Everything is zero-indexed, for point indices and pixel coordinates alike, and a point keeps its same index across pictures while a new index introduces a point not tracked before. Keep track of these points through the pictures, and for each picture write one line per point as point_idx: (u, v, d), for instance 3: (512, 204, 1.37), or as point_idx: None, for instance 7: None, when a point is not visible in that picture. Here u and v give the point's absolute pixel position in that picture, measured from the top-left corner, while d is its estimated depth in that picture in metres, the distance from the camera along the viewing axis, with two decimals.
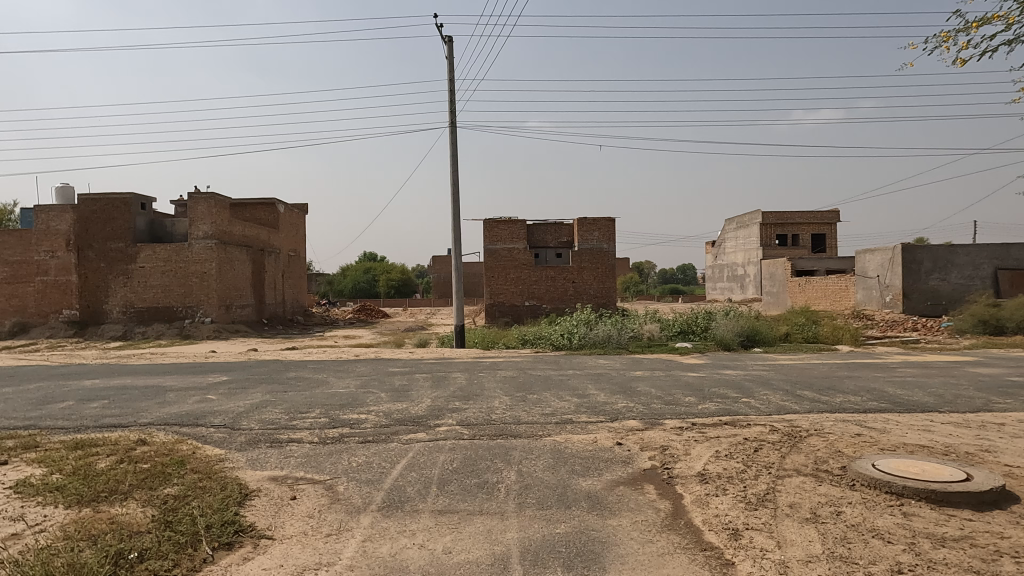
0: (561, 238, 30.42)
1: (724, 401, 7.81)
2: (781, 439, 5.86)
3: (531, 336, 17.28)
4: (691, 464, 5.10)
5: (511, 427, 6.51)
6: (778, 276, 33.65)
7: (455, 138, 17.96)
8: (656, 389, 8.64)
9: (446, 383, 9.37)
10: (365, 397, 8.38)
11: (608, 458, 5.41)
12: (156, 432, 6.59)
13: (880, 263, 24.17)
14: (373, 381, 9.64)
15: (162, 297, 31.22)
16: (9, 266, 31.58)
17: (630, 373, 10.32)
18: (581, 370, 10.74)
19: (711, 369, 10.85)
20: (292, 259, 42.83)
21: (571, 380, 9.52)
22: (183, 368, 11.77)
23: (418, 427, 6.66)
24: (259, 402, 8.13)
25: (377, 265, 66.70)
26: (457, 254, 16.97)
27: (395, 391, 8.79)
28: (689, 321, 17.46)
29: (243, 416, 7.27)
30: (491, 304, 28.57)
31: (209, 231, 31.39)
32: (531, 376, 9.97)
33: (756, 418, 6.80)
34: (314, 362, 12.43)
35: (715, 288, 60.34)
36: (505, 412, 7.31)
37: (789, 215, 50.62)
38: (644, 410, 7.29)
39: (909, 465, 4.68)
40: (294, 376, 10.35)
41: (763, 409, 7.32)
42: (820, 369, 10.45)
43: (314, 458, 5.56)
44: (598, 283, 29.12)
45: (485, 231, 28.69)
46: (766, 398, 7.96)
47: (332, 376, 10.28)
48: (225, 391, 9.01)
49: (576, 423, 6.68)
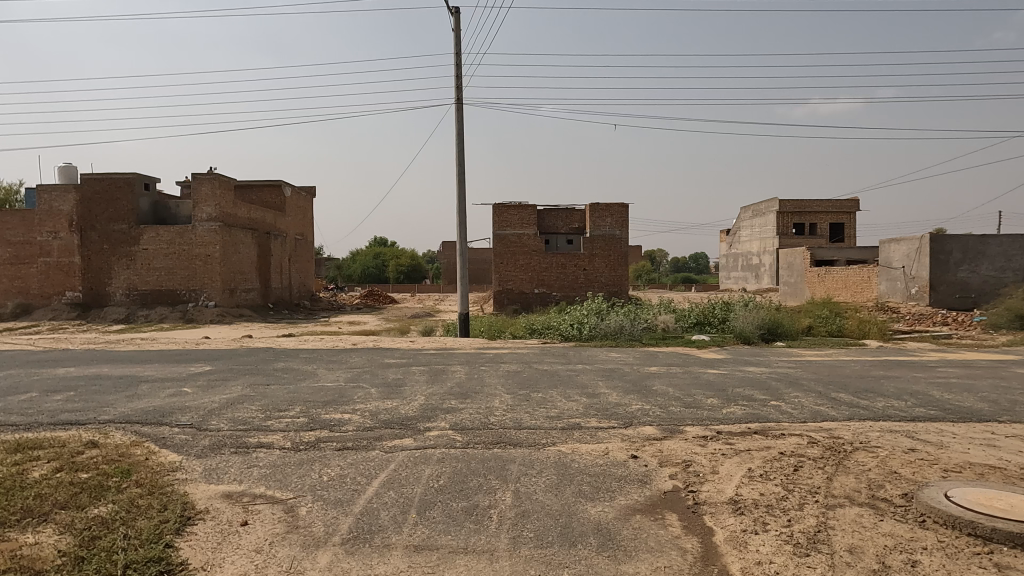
0: (573, 224, 29.43)
1: (751, 404, 6.97)
2: (823, 455, 5.03)
3: (540, 325, 16.49)
4: (722, 488, 4.30)
5: (511, 433, 5.73)
6: (796, 266, 32.53)
7: (461, 116, 17.13)
8: (674, 389, 7.82)
9: (443, 379, 8.58)
10: (353, 393, 7.64)
11: (621, 476, 4.62)
12: (113, 433, 5.88)
13: (906, 253, 23.10)
14: (365, 374, 8.89)
15: (166, 281, 30.73)
16: (12, 247, 31.09)
17: (645, 369, 9.51)
18: (591, 364, 9.94)
19: (734, 365, 10.01)
20: (300, 243, 42.31)
21: (580, 377, 8.71)
22: (169, 356, 11.10)
23: (406, 431, 5.89)
24: (237, 397, 7.41)
25: (387, 250, 66.07)
26: (462, 240, 16.13)
27: (387, 386, 8.03)
28: (706, 312, 16.62)
29: (213, 414, 6.54)
30: (500, 291, 27.78)
31: (213, 213, 30.81)
32: (536, 371, 9.18)
33: (790, 427, 5.98)
34: (307, 352, 11.70)
35: (729, 277, 59.27)
36: (505, 414, 6.51)
37: (807, 203, 49.34)
38: (662, 414, 6.52)
39: (991, 497, 3.82)
40: (281, 367, 9.63)
41: (796, 415, 6.50)
42: (852, 368, 9.58)
43: (280, 470, 4.79)
44: (610, 270, 28.26)
45: (495, 216, 27.85)
46: (797, 401, 7.13)
47: (322, 367, 9.54)
48: (203, 383, 8.30)
49: (585, 429, 5.88)
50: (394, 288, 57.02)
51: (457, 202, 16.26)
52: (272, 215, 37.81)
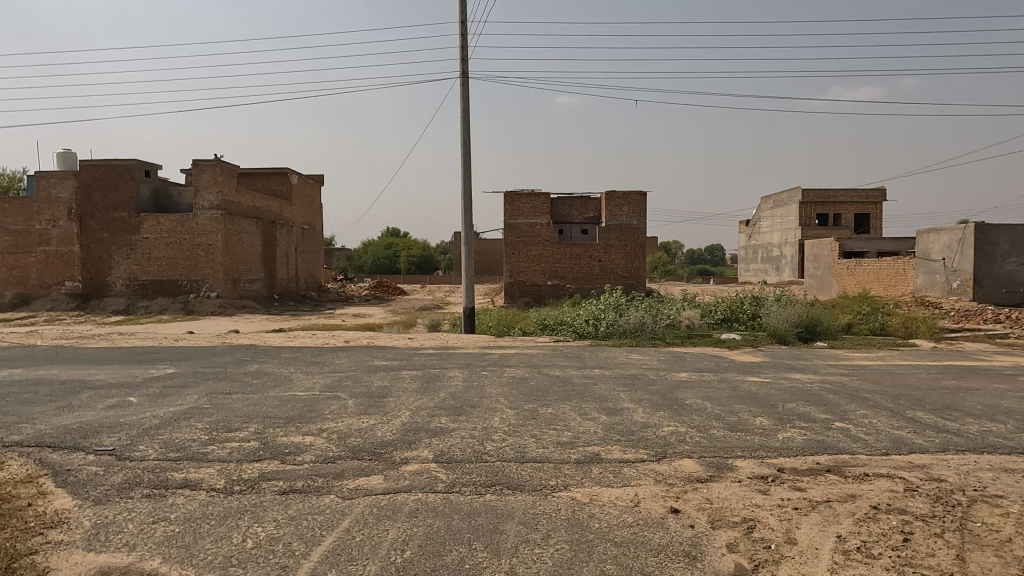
0: (587, 213, 28.16)
1: (811, 427, 5.60)
2: (936, 513, 3.66)
3: (553, 320, 15.22)
4: (810, 573, 2.98)
5: (510, 471, 4.41)
6: (822, 258, 30.82)
7: (467, 93, 15.80)
8: (711, 404, 6.48)
9: (436, 387, 7.27)
10: (326, 406, 6.38)
11: (658, 545, 3.30)
12: (11, 462, 4.66)
13: (947, 244, 21.45)
14: (346, 381, 7.63)
15: (167, 271, 29.81)
16: (11, 235, 30.25)
17: (673, 375, 8.17)
18: (610, 369, 8.58)
19: (776, 372, 8.59)
20: (307, 233, 41.26)
21: (599, 385, 7.39)
22: (135, 355, 9.91)
23: (378, 463, 4.61)
24: (187, 411, 6.17)
25: (399, 241, 65.10)
26: (468, 227, 14.84)
27: (368, 397, 6.75)
28: (735, 307, 15.22)
29: (148, 435, 5.32)
30: (511, 283, 26.49)
31: (214, 200, 29.81)
32: (546, 378, 7.85)
33: (874, 465, 4.62)
34: (290, 351, 10.46)
35: (748, 269, 57.50)
36: (505, 439, 5.20)
37: (831, 192, 47.41)
38: (706, 441, 5.19)
39: None
40: (254, 370, 8.41)
41: (876, 443, 5.14)
42: (918, 377, 8.12)
43: (194, 528, 3.52)
44: (626, 262, 26.86)
45: (506, 204, 26.52)
46: (869, 423, 5.77)
47: (299, 371, 8.25)
48: (152, 391, 7.06)
49: (606, 464, 4.58)
50: (403, 279, 55.96)
51: (463, 187, 15.02)
52: (279, 203, 36.83)
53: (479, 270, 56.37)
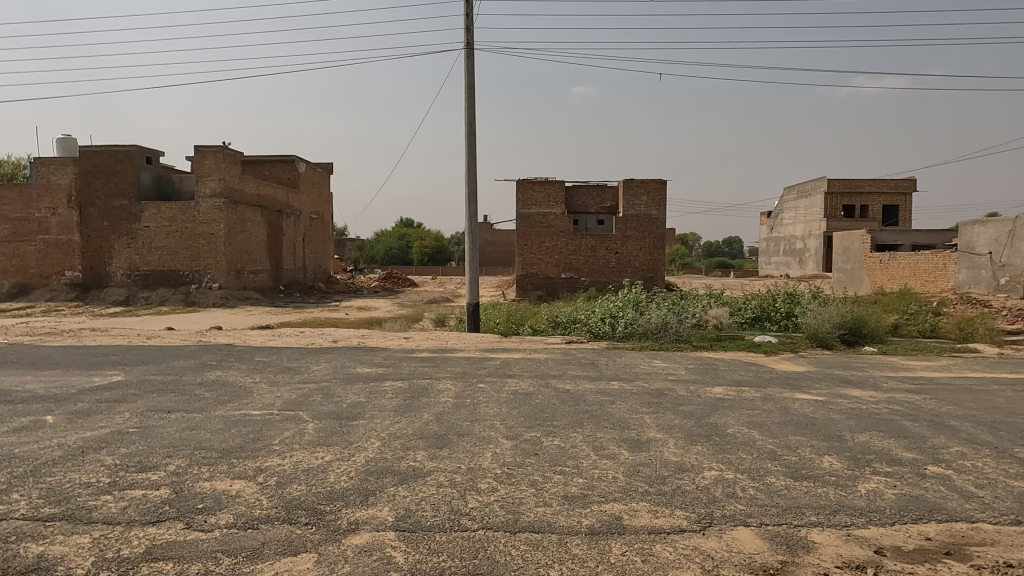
0: (604, 203, 26.72)
1: (901, 475, 4.24)
2: None
3: (565, 318, 13.91)
4: None
5: (495, 551, 3.12)
6: (852, 250, 29.11)
7: (472, 67, 14.41)
8: (761, 435, 5.12)
9: (419, 407, 5.99)
10: (278, 433, 5.11)
11: None
12: None
13: (994, 237, 19.75)
14: (315, 396, 6.38)
15: (168, 261, 28.86)
16: (9, 223, 29.42)
17: (708, 392, 6.82)
18: (631, 382, 7.22)
19: (830, 387, 7.17)
20: (315, 222, 40.24)
21: (619, 406, 6.04)
22: (90, 358, 8.73)
23: (314, 533, 3.32)
24: (105, 439, 4.92)
25: (412, 231, 64.05)
26: (472, 215, 13.51)
27: (335, 420, 5.49)
28: (766, 305, 13.80)
29: (31, 478, 4.07)
30: (523, 276, 25.19)
31: (216, 188, 28.79)
32: (553, 394, 6.51)
33: (1016, 548, 3.25)
34: (266, 354, 9.23)
35: (770, 262, 55.71)
36: (495, 490, 3.91)
37: (858, 182, 45.43)
38: (766, 496, 3.86)
39: None
40: (214, 378, 7.19)
41: (1001, 506, 3.76)
42: (1005, 397, 6.68)
43: None
44: (644, 254, 25.43)
45: (518, 193, 25.19)
46: (978, 469, 4.38)
47: (264, 382, 7.00)
48: (79, 408, 5.83)
49: (631, 539, 3.26)
50: (415, 270, 54.95)
51: (468, 173, 13.77)
52: (285, 192, 35.79)
53: (493, 262, 55.16)
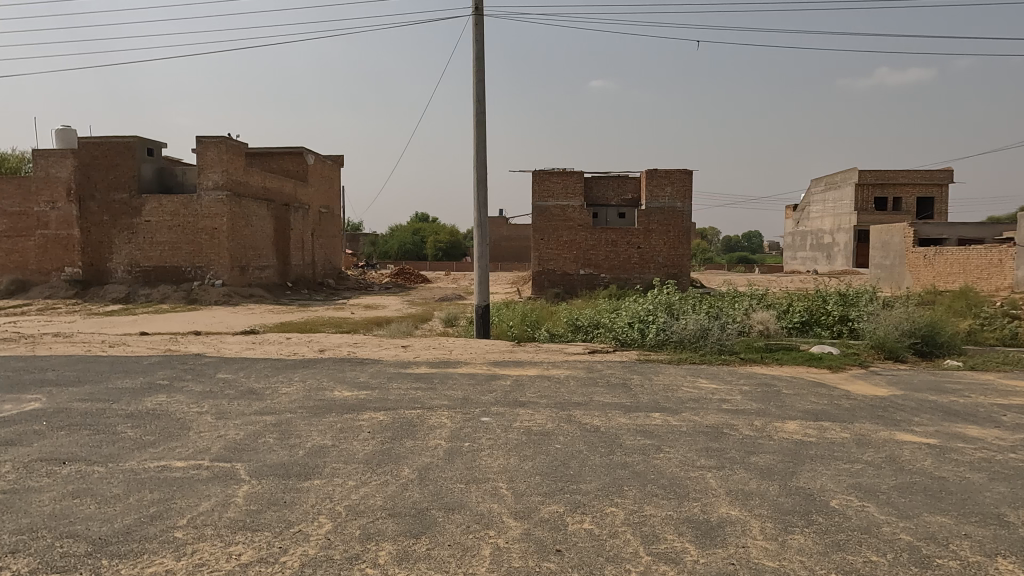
0: (625, 195, 25.00)
1: None
2: None
3: (588, 321, 12.32)
4: None
5: None
6: (892, 244, 27.11)
7: (480, 38, 12.80)
8: (885, 514, 3.53)
9: (399, 456, 4.46)
10: (192, 505, 3.61)
11: None
12: None
13: None
14: (267, 437, 4.87)
15: (169, 256, 27.69)
16: (8, 218, 28.40)
17: (781, 430, 5.23)
18: (677, 414, 5.63)
19: (937, 423, 5.50)
20: (325, 217, 38.98)
21: (669, 457, 4.45)
22: (25, 373, 7.30)
23: None
24: None
25: (426, 225, 62.81)
26: (481, 206, 11.96)
27: (278, 481, 3.97)
28: (816, 308, 12.10)
29: None
30: (540, 273, 23.64)
31: (219, 180, 27.53)
32: (580, 436, 4.94)
33: None
34: (236, 368, 7.77)
35: (796, 257, 53.58)
36: None
37: (892, 173, 43.09)
38: None
39: None
40: (152, 407, 5.70)
41: None
42: None
43: None
44: (669, 249, 23.70)
45: (535, 184, 23.60)
46: None
47: (211, 413, 5.52)
48: None
49: None
50: (429, 266, 53.65)
51: (477, 160, 12.30)
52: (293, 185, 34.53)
53: (509, 257, 53.68)
